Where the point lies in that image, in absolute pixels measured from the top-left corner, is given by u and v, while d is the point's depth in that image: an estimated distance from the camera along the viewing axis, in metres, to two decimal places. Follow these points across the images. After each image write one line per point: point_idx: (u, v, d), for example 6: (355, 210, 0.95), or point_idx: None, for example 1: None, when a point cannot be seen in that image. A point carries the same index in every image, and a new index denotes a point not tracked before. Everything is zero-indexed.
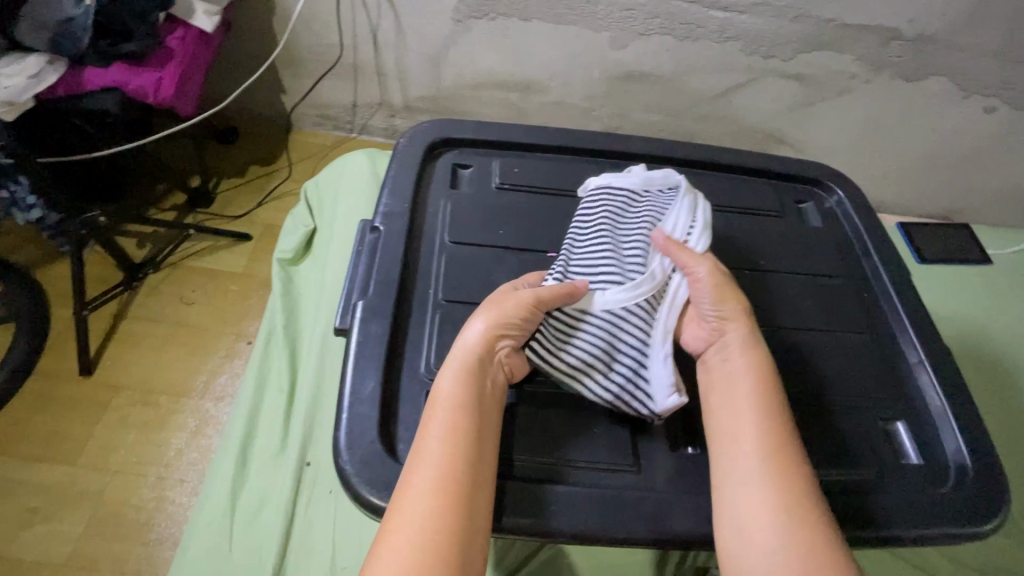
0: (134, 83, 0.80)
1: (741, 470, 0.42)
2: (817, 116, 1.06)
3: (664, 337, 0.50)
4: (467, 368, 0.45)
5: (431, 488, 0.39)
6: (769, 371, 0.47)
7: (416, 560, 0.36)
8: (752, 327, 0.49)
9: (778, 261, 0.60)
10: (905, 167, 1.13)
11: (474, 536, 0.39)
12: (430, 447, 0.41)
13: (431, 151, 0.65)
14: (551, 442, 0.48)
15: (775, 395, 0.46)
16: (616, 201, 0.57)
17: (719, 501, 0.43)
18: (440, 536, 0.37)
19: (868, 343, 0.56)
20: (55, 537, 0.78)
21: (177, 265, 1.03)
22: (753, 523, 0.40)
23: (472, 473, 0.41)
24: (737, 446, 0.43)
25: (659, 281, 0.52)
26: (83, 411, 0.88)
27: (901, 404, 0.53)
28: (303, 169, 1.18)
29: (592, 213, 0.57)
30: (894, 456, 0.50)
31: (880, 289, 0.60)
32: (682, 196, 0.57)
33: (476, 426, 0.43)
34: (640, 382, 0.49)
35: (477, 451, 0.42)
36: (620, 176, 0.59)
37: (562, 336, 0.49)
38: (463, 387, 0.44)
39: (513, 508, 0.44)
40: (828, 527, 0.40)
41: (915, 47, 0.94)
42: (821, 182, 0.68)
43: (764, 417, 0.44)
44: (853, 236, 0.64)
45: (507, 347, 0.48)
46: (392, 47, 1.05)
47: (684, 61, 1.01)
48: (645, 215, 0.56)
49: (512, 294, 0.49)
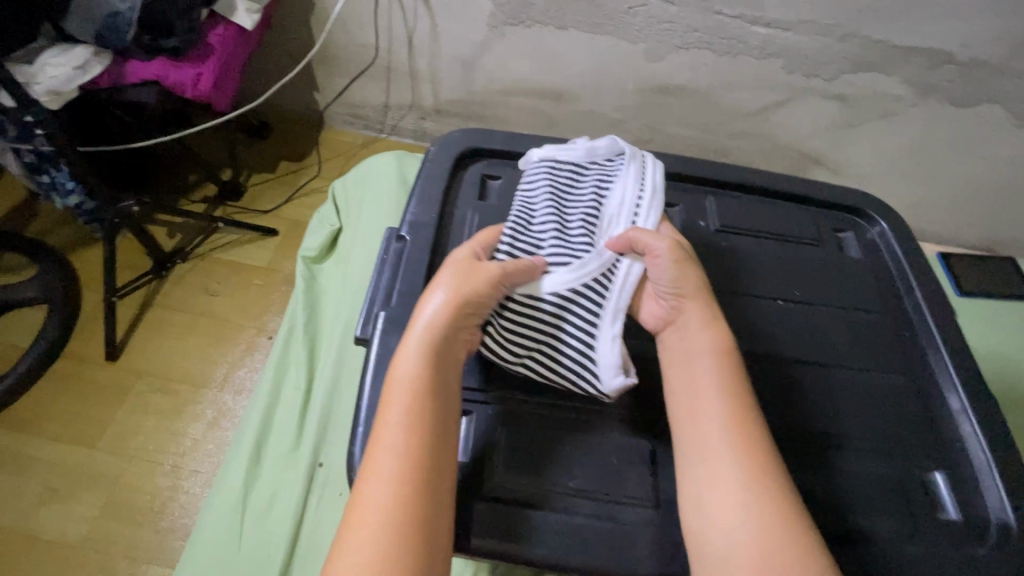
0: (173, 77, 0.82)
1: (700, 445, 0.43)
2: (857, 138, 1.03)
3: (613, 315, 0.50)
4: (431, 345, 0.44)
5: (395, 473, 0.39)
6: (727, 343, 0.48)
7: (383, 547, 0.36)
8: (710, 303, 0.50)
9: (814, 291, 0.58)
10: (948, 194, 1.08)
11: (439, 516, 0.39)
12: (390, 432, 0.41)
13: (461, 160, 0.64)
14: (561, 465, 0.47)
15: (732, 368, 0.46)
16: (561, 176, 0.57)
17: (681, 480, 0.43)
18: (403, 520, 0.37)
19: (905, 387, 0.53)
20: (72, 517, 0.80)
21: (205, 257, 1.05)
22: (712, 501, 0.41)
23: (435, 452, 0.41)
24: (696, 422, 0.44)
25: (603, 259, 0.51)
26: (107, 395, 0.90)
27: (941, 455, 0.50)
28: (332, 167, 1.19)
29: (536, 190, 0.56)
30: (930, 508, 0.48)
31: (922, 329, 0.57)
32: (626, 168, 0.57)
33: (436, 404, 0.42)
34: (588, 364, 0.48)
35: (438, 436, 0.41)
36: (566, 149, 0.58)
37: (511, 319, 0.50)
38: (426, 365, 0.43)
39: (482, 530, 0.44)
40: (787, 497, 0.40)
41: (969, 73, 0.90)
42: (864, 212, 0.65)
43: (722, 393, 0.45)
44: (896, 270, 0.61)
45: (472, 322, 0.48)
46: (426, 50, 1.05)
47: (721, 77, 0.98)
48: (592, 190, 0.56)
49: (478, 266, 0.48)
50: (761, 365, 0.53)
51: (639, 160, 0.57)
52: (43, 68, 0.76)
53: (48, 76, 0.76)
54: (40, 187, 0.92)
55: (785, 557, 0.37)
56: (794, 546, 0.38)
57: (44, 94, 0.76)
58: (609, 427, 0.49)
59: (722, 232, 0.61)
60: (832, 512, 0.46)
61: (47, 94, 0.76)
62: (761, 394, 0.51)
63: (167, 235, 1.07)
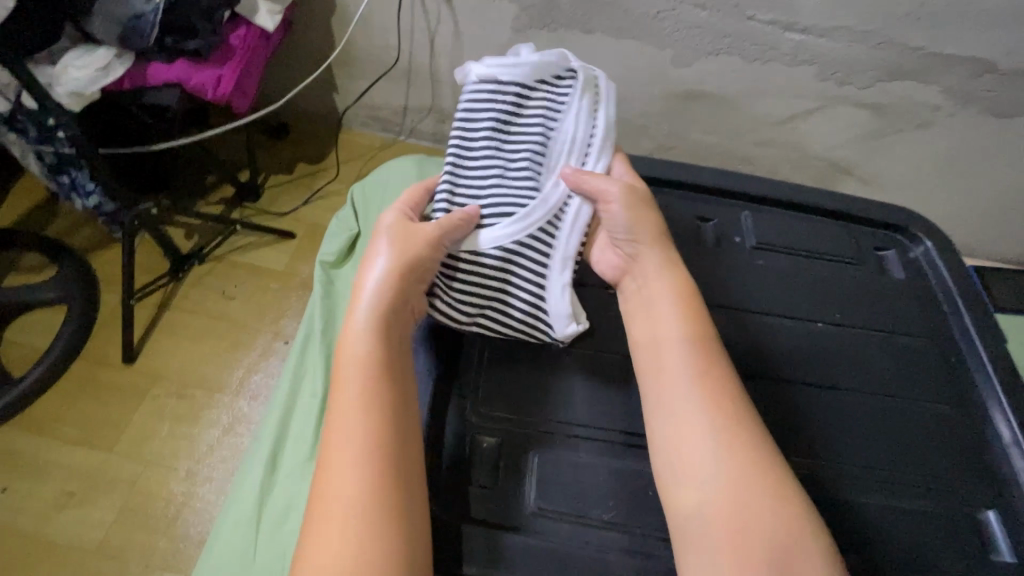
0: (194, 79, 0.81)
1: (668, 395, 0.47)
2: (890, 148, 1.00)
3: (561, 265, 0.54)
4: (373, 328, 0.48)
5: (360, 454, 0.43)
6: (687, 287, 0.52)
7: (359, 515, 0.40)
8: (665, 249, 0.54)
9: (855, 313, 0.55)
10: (984, 206, 1.04)
11: (407, 479, 0.43)
12: (353, 416, 0.44)
13: None
14: (581, 494, 0.48)
15: (696, 317, 0.50)
16: (506, 105, 0.57)
17: (652, 433, 0.47)
18: (376, 495, 0.41)
19: (952, 418, 0.51)
20: (87, 522, 0.79)
21: (221, 260, 1.04)
22: (683, 449, 0.44)
23: (395, 421, 0.45)
24: (661, 372, 0.48)
25: (549, 200, 0.54)
26: (123, 398, 0.89)
27: (993, 493, 0.48)
28: (350, 170, 1.18)
29: (481, 118, 0.56)
30: (980, 549, 0.45)
31: (970, 355, 0.54)
32: (569, 103, 0.58)
33: (390, 378, 0.46)
34: (540, 313, 0.53)
35: (401, 412, 0.46)
36: (513, 71, 0.58)
37: (462, 274, 0.53)
38: (377, 343, 0.47)
39: (474, 556, 0.44)
40: (754, 443, 0.44)
41: (1011, 82, 0.87)
42: (907, 230, 0.62)
43: (685, 344, 0.48)
44: (941, 292, 0.58)
45: (416, 290, 0.52)
46: (448, 52, 1.04)
47: (751, 84, 0.96)
48: (537, 121, 0.57)
49: (415, 232, 0.51)
50: (800, 391, 0.50)
51: (581, 95, 0.58)
52: (67, 69, 0.75)
53: (71, 77, 0.75)
54: (60, 187, 0.92)
55: (755, 498, 0.41)
56: (762, 486, 0.42)
57: (67, 96, 0.75)
58: (631, 453, 0.50)
59: (758, 249, 0.59)
60: (875, 550, 0.44)
61: (70, 95, 0.75)
62: (800, 424, 0.49)
63: (185, 236, 1.06)
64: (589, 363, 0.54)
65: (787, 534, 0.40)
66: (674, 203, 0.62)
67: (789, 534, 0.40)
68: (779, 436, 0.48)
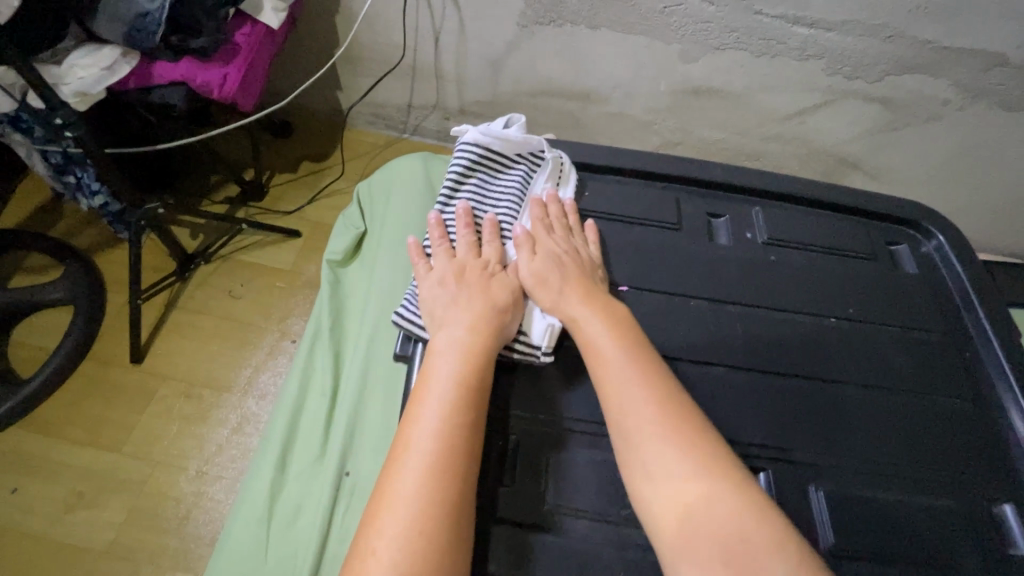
0: (200, 78, 0.80)
1: (639, 435, 0.43)
2: (898, 142, 0.99)
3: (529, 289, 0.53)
4: (458, 347, 0.47)
5: (422, 471, 0.41)
6: (629, 325, 0.50)
7: (409, 530, 0.38)
8: (594, 296, 0.51)
9: (869, 309, 0.55)
10: (992, 201, 1.04)
11: (463, 513, 0.40)
12: (422, 431, 0.42)
13: (499, 177, 0.59)
14: (598, 492, 0.47)
15: (645, 349, 0.48)
16: (485, 174, 0.59)
17: (634, 479, 0.43)
18: (432, 514, 0.39)
19: (967, 413, 0.51)
20: (98, 523, 0.79)
21: (227, 259, 1.04)
22: (630, 456, 0.43)
23: (467, 448, 0.42)
24: (628, 411, 0.44)
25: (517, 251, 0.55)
26: (132, 399, 0.89)
27: (1010, 487, 0.47)
28: (355, 169, 1.18)
29: (460, 185, 0.58)
30: (997, 543, 0.45)
31: (984, 350, 0.54)
32: (546, 166, 0.59)
33: (473, 401, 0.44)
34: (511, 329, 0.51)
35: (470, 442, 0.43)
36: (496, 137, 0.59)
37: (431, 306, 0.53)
38: (462, 366, 0.46)
39: (498, 557, 0.44)
40: (729, 471, 0.42)
41: (1021, 75, 0.86)
42: (919, 224, 0.61)
43: (648, 379, 0.45)
44: (954, 286, 0.58)
45: (505, 320, 0.50)
46: (453, 49, 1.03)
47: (758, 79, 0.95)
48: (511, 189, 0.58)
49: (494, 283, 0.51)
50: (812, 388, 0.50)
51: (559, 160, 0.60)
52: (71, 69, 0.75)
53: (76, 77, 0.75)
54: (66, 188, 0.92)
55: (701, 491, 0.40)
56: (705, 480, 0.41)
57: (73, 96, 0.76)
58: None
59: (770, 244, 0.58)
60: (892, 547, 0.44)
61: (76, 95, 0.76)
62: (814, 418, 0.49)
63: (190, 236, 1.06)
64: None
65: (736, 519, 0.39)
66: (685, 200, 0.61)
67: (737, 523, 0.38)
68: (794, 431, 0.48)
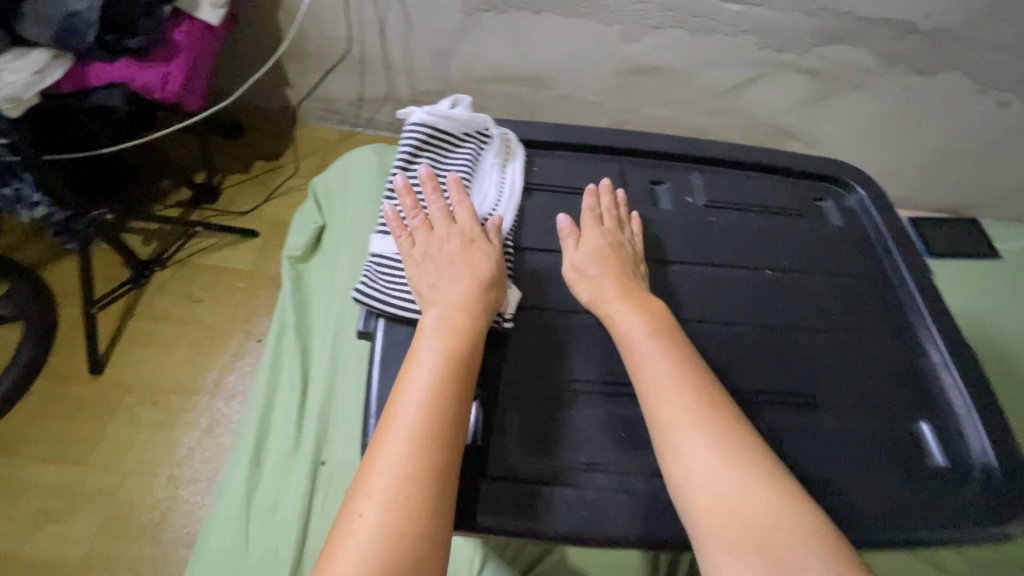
0: (139, 79, 0.79)
1: (681, 438, 0.42)
2: (829, 111, 1.06)
3: None
4: (446, 322, 0.47)
5: (407, 439, 0.41)
6: (666, 322, 0.50)
7: (391, 494, 0.38)
8: (631, 293, 0.52)
9: (800, 259, 0.60)
10: (916, 161, 1.12)
11: (448, 481, 0.40)
12: (408, 401, 0.42)
13: (449, 155, 0.61)
14: (565, 443, 0.49)
15: (686, 351, 0.47)
16: (435, 154, 0.60)
17: (676, 482, 0.42)
18: (414, 481, 0.39)
19: (890, 345, 0.56)
20: (69, 538, 0.78)
21: (184, 263, 1.02)
22: (664, 443, 0.43)
23: (455, 419, 0.42)
24: (670, 411, 0.44)
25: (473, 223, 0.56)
26: (95, 411, 0.87)
27: (927, 407, 0.53)
28: (310, 165, 1.17)
29: (411, 165, 0.59)
30: (919, 457, 0.50)
31: (902, 289, 0.60)
32: (493, 143, 0.61)
33: (462, 372, 0.45)
34: None
35: (457, 414, 0.43)
36: (444, 117, 0.60)
37: (391, 279, 0.52)
38: (449, 338, 0.46)
39: (489, 508, 0.46)
40: (772, 476, 0.40)
41: (932, 41, 0.93)
42: (841, 180, 0.66)
43: (690, 380, 0.45)
44: (874, 234, 0.63)
45: (490, 296, 0.50)
46: (400, 40, 1.04)
47: (696, 56, 1.00)
48: (462, 167, 0.60)
49: (474, 249, 0.52)
50: (753, 335, 0.54)
51: (504, 137, 0.62)
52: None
53: (6, 82, 0.71)
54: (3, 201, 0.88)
55: (734, 477, 0.40)
56: (738, 466, 0.40)
57: (5, 102, 0.72)
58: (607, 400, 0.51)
59: (709, 207, 0.62)
60: (830, 470, 0.48)
61: (8, 101, 0.72)
62: (754, 360, 0.53)
63: (143, 242, 1.04)
64: (564, 323, 0.54)
65: (769, 503, 0.39)
66: (629, 170, 0.64)
67: (772, 509, 0.38)
68: (735, 374, 0.52)
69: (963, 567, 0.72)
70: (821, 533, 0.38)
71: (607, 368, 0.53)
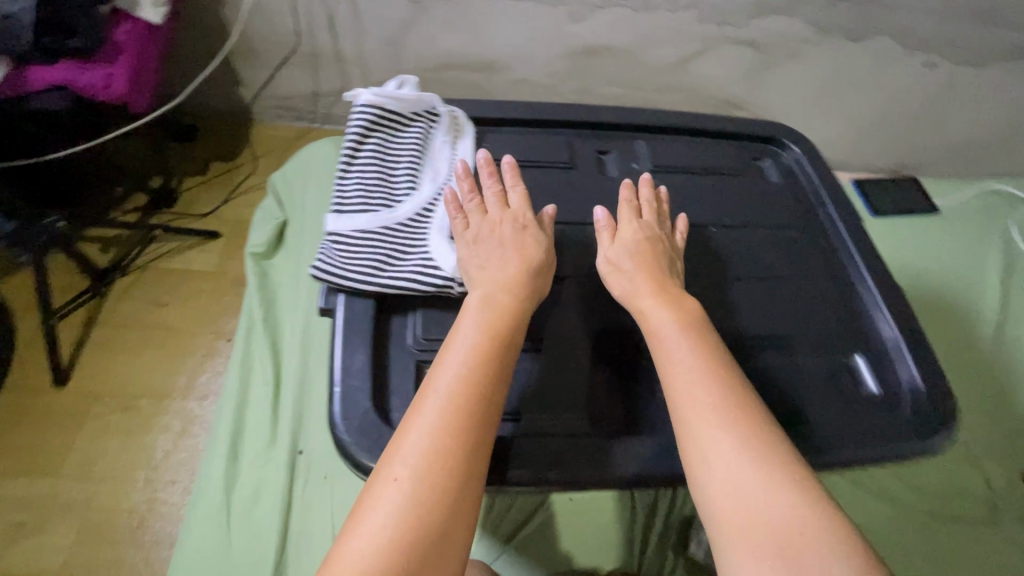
0: (82, 80, 0.77)
1: (703, 435, 0.41)
2: (772, 80, 1.10)
3: (440, 230, 0.55)
4: (485, 302, 0.47)
5: (441, 411, 0.40)
6: (701, 321, 0.49)
7: (423, 463, 0.38)
8: (665, 291, 0.51)
9: (742, 215, 0.63)
10: (857, 125, 1.18)
11: (480, 458, 0.40)
12: (444, 375, 0.42)
13: (399, 135, 0.62)
14: (531, 398, 0.51)
15: (714, 347, 0.46)
16: (384, 134, 0.61)
17: (696, 481, 0.41)
18: (446, 453, 0.39)
19: (826, 289, 0.60)
20: (46, 549, 0.77)
21: (145, 268, 1.01)
22: (687, 437, 0.42)
23: (491, 398, 0.42)
24: (694, 406, 0.43)
25: (423, 200, 0.57)
26: (63, 422, 0.86)
27: (859, 342, 0.57)
28: (268, 163, 1.16)
29: (362, 146, 0.60)
30: (855, 388, 0.54)
31: (836, 238, 0.64)
32: (441, 121, 0.63)
33: (503, 355, 0.44)
34: (429, 266, 0.52)
35: (495, 392, 0.42)
36: (391, 97, 0.61)
37: (345, 254, 0.53)
38: (488, 317, 0.46)
39: (518, 461, 0.48)
40: (795, 476, 0.39)
41: (859, 7, 0.98)
42: (776, 139, 0.70)
43: (714, 375, 0.44)
44: (809, 189, 0.67)
45: (533, 279, 0.50)
46: (350, 32, 1.04)
47: (641, 33, 1.03)
48: (412, 145, 0.61)
49: (525, 235, 0.52)
50: (701, 288, 0.57)
51: (453, 114, 0.63)
52: None
53: None
54: None
55: (755, 477, 0.39)
56: (764, 467, 0.39)
57: None
58: (568, 357, 0.54)
59: (654, 171, 0.65)
60: (774, 405, 0.52)
61: None
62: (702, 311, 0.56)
63: (101, 250, 1.02)
64: None
65: (794, 506, 0.37)
66: (577, 141, 0.67)
67: (793, 512, 0.37)
68: None
69: (915, 499, 0.78)
70: (849, 539, 0.36)
71: (565, 326, 0.55)
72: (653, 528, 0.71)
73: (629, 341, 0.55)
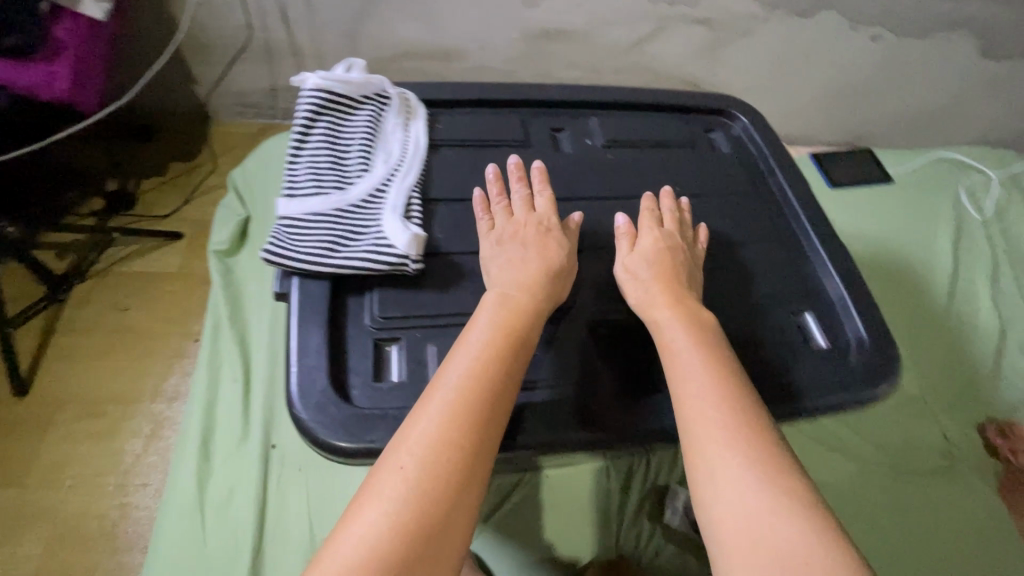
0: (22, 80, 0.75)
1: (710, 449, 0.40)
2: (726, 59, 1.12)
3: (392, 209, 0.55)
4: (499, 302, 0.47)
5: (449, 402, 0.40)
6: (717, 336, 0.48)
7: (427, 450, 0.38)
8: (682, 305, 0.50)
9: (694, 185, 0.65)
10: (811, 100, 1.21)
11: (485, 453, 0.39)
12: (454, 367, 0.42)
13: (350, 118, 0.62)
14: None
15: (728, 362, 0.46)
16: (334, 117, 0.61)
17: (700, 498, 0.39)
18: (451, 444, 0.38)
19: (776, 252, 0.62)
20: (14, 561, 0.75)
21: (104, 273, 0.99)
22: (693, 447, 0.41)
23: (501, 394, 0.42)
24: (703, 414, 0.42)
25: (375, 181, 0.57)
26: (24, 433, 0.84)
27: (807, 300, 0.59)
28: (229, 161, 1.14)
29: (311, 130, 0.60)
30: (805, 344, 0.56)
31: (784, 203, 0.66)
32: (392, 103, 0.63)
33: (516, 353, 0.44)
34: (383, 244, 0.53)
35: (505, 387, 0.42)
36: (339, 81, 0.61)
37: (297, 237, 0.53)
38: (500, 316, 0.46)
39: (530, 430, 0.49)
40: (804, 501, 0.37)
41: None
42: (725, 111, 0.72)
43: (725, 388, 0.43)
44: (758, 157, 0.69)
45: (544, 280, 0.50)
46: (303, 23, 1.02)
47: (596, 16, 1.04)
48: (363, 128, 0.61)
49: (547, 237, 0.54)
50: None
51: (403, 97, 0.64)
52: None
53: None
54: None
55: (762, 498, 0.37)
56: (774, 489, 0.37)
57: None
58: None
59: (607, 146, 0.66)
60: None
61: None
62: None
63: (57, 256, 0.99)
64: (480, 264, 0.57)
65: (800, 534, 0.35)
66: (532, 120, 0.68)
67: (801, 539, 0.35)
68: None
69: (875, 454, 0.81)
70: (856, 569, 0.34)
71: None
72: (631, 500, 0.72)
73: (590, 311, 0.56)
